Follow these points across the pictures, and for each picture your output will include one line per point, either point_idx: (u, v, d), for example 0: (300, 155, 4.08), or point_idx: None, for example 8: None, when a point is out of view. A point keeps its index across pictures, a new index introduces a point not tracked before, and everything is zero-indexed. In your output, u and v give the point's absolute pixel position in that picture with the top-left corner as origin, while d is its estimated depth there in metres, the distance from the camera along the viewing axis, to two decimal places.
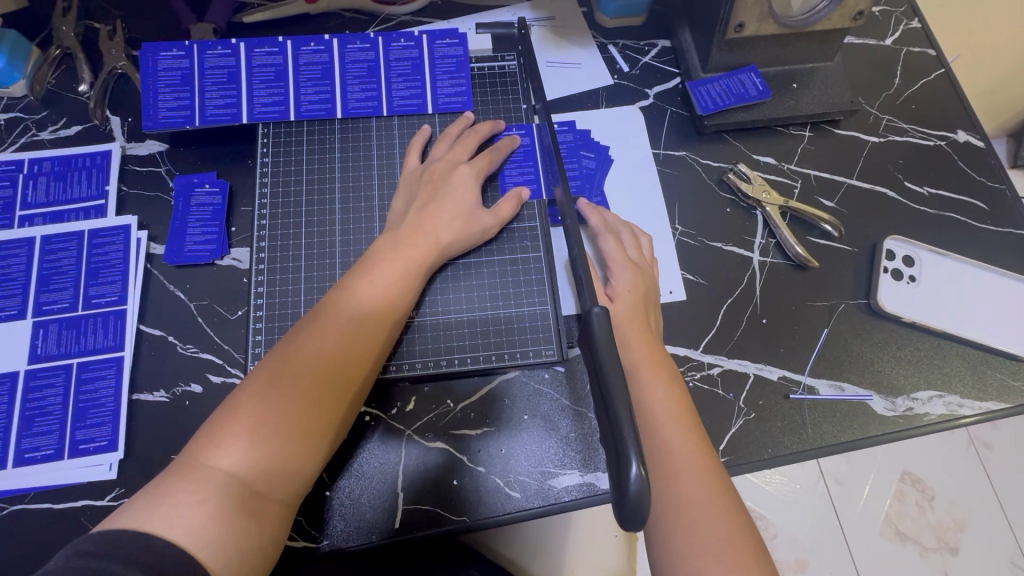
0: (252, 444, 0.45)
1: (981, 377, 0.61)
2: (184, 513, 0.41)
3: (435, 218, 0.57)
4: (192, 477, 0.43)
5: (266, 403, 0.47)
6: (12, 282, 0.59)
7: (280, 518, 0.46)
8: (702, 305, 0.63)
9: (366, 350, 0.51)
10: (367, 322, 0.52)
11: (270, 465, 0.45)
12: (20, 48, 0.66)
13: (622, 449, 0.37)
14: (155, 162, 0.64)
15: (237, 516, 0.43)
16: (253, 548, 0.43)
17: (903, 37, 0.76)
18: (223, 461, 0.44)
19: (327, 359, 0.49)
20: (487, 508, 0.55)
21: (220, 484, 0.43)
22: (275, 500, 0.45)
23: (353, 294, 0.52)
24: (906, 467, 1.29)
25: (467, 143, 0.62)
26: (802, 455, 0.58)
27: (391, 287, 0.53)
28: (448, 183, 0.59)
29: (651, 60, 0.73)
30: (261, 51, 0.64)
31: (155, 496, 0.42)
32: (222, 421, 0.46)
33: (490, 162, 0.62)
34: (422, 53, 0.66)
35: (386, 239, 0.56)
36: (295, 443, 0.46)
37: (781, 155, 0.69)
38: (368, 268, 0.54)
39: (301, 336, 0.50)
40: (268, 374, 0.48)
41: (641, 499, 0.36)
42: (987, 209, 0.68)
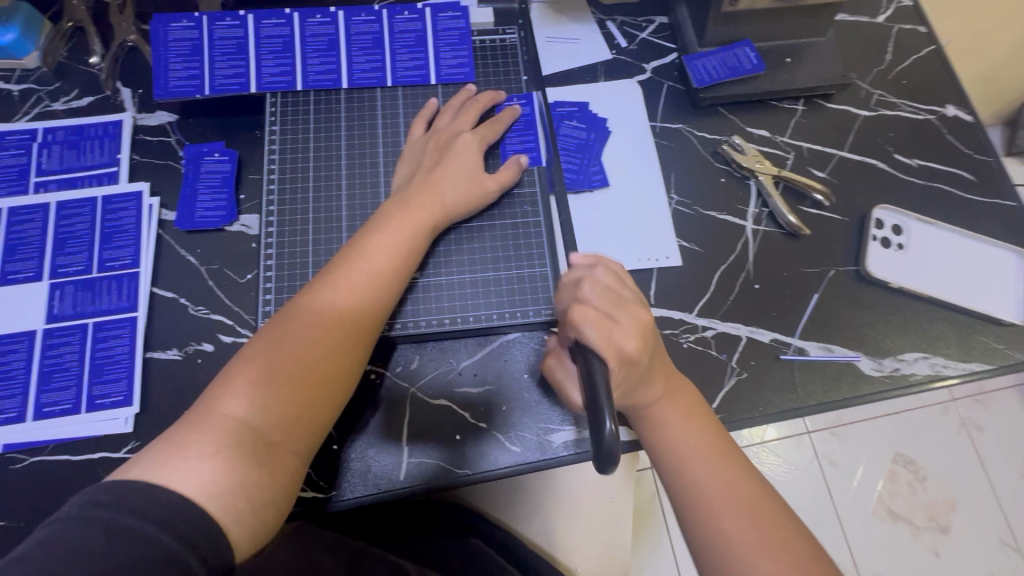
0: (265, 392, 0.47)
1: (966, 340, 0.63)
2: (198, 464, 0.43)
3: (440, 182, 0.59)
4: (206, 427, 0.45)
5: (277, 354, 0.49)
6: (28, 245, 0.61)
7: (293, 471, 0.48)
8: (697, 271, 0.65)
9: (372, 305, 0.53)
10: (375, 279, 0.53)
11: (282, 416, 0.47)
12: (32, 21, 0.68)
13: (598, 408, 0.43)
14: (165, 132, 0.66)
15: (251, 467, 0.45)
16: (263, 501, 0.45)
17: (895, 14, 0.78)
18: (238, 411, 0.46)
19: (336, 314, 0.51)
20: (489, 462, 0.57)
21: (234, 434, 0.45)
22: (287, 451, 0.47)
23: (362, 252, 0.54)
24: (899, 449, 1.31)
25: (470, 113, 0.64)
26: (792, 412, 0.60)
27: (399, 245, 0.55)
28: (452, 149, 0.61)
29: (649, 36, 0.74)
30: (268, 23, 0.66)
31: (169, 448, 0.44)
32: (235, 372, 0.48)
33: (493, 131, 0.64)
34: (426, 26, 0.68)
35: (394, 201, 0.58)
36: (306, 392, 0.49)
37: (774, 128, 0.71)
38: (376, 228, 0.56)
39: (314, 290, 0.52)
40: (279, 328, 0.50)
41: (614, 446, 0.42)
42: (975, 179, 0.70)
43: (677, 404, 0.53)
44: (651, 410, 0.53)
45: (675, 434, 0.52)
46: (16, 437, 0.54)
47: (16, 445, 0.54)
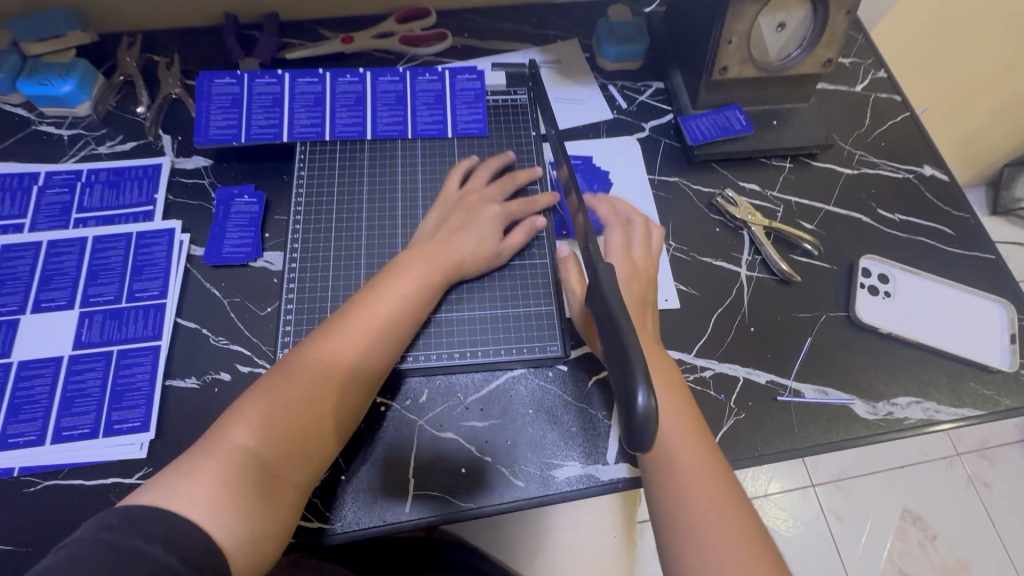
0: (277, 423, 0.49)
1: (957, 386, 0.66)
2: (207, 494, 0.45)
3: (456, 240, 0.63)
4: (216, 456, 0.47)
5: (293, 389, 0.51)
6: (64, 276, 0.64)
7: (293, 501, 0.49)
8: (695, 315, 0.68)
9: (384, 350, 0.56)
10: (391, 324, 0.57)
11: (290, 448, 0.49)
12: (89, 74, 0.74)
13: (630, 376, 0.35)
14: (199, 175, 0.71)
15: (256, 498, 0.46)
16: (266, 531, 0.46)
17: (871, 84, 0.86)
18: (249, 440, 0.48)
19: (351, 352, 0.54)
20: (493, 496, 0.58)
21: (244, 463, 0.47)
22: (290, 483, 0.49)
23: (381, 296, 0.58)
24: (907, 505, 1.34)
25: (481, 175, 0.70)
26: (789, 454, 0.62)
27: (413, 294, 0.59)
28: (477, 212, 0.66)
29: (647, 99, 0.82)
30: (303, 81, 0.73)
31: (178, 477, 0.45)
32: (251, 401, 0.50)
33: (521, 205, 0.68)
34: (444, 86, 0.75)
35: (413, 251, 0.62)
36: (316, 425, 0.51)
37: (764, 183, 0.77)
38: (393, 274, 0.60)
39: (333, 328, 0.55)
40: (295, 363, 0.53)
41: (650, 423, 0.34)
42: (954, 234, 0.75)
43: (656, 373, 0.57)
44: None
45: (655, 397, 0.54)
46: (33, 460, 0.56)
47: (33, 469, 0.56)
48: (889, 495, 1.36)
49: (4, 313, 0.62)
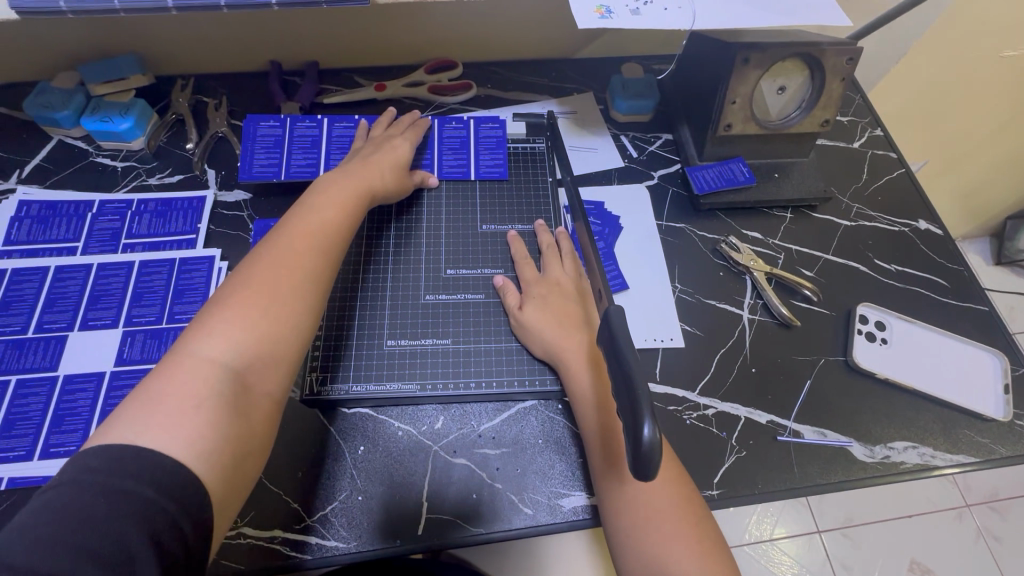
0: (237, 330, 0.50)
1: (952, 433, 0.68)
2: (187, 413, 0.45)
3: (374, 164, 0.70)
4: (182, 375, 0.47)
5: (244, 303, 0.52)
6: (111, 296, 0.69)
7: (267, 411, 0.50)
8: (698, 354, 0.71)
9: (326, 255, 0.59)
10: (325, 235, 0.60)
11: (253, 353, 0.50)
12: (145, 113, 0.81)
13: (636, 407, 0.38)
14: (240, 208, 0.77)
15: (233, 406, 0.47)
16: (245, 450, 0.47)
17: (868, 141, 0.91)
18: (209, 353, 0.48)
19: (293, 262, 0.56)
20: (502, 522, 0.60)
21: (212, 373, 0.47)
22: (264, 393, 0.50)
23: (309, 215, 0.61)
24: (915, 556, 1.33)
25: (397, 126, 0.78)
26: (789, 493, 0.64)
27: (342, 204, 0.64)
28: (386, 146, 0.74)
29: (656, 149, 0.87)
30: (341, 125, 0.80)
31: (148, 406, 0.44)
32: (205, 320, 0.51)
33: (416, 134, 0.78)
34: (469, 133, 0.81)
35: (337, 173, 0.68)
36: (274, 326, 0.52)
37: (766, 231, 0.81)
38: (320, 192, 0.65)
39: (275, 240, 0.58)
40: (242, 284, 0.53)
41: (654, 449, 0.37)
42: (948, 285, 0.79)
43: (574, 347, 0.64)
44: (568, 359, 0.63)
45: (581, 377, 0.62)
46: None
47: None
48: (897, 544, 1.34)
49: (53, 329, 0.67)
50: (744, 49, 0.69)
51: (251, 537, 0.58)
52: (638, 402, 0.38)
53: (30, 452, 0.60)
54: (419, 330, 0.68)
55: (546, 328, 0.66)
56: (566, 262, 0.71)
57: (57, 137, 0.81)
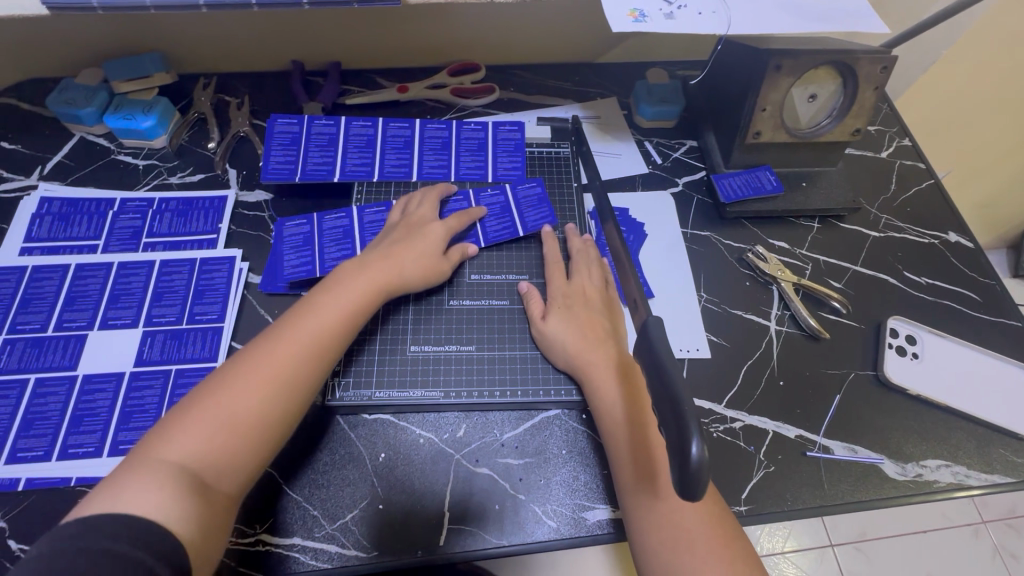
0: (199, 436, 0.49)
1: (986, 451, 0.66)
2: (138, 500, 0.44)
3: (401, 257, 0.65)
4: (142, 467, 0.47)
5: (215, 402, 0.51)
6: (131, 295, 0.69)
7: (222, 510, 0.49)
8: (724, 365, 0.70)
9: (314, 360, 0.56)
10: (322, 332, 0.58)
11: (214, 456, 0.49)
12: (168, 111, 0.81)
13: (684, 425, 0.36)
14: (260, 208, 0.77)
15: (185, 501, 0.46)
16: (207, 530, 0.47)
17: (896, 151, 0.90)
18: (173, 452, 0.48)
19: (275, 363, 0.54)
20: (525, 534, 0.59)
21: (167, 472, 0.47)
22: (221, 490, 0.49)
23: (312, 310, 0.59)
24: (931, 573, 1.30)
25: (432, 202, 0.72)
26: (819, 510, 0.62)
27: (345, 304, 0.60)
28: (419, 231, 0.68)
29: (681, 156, 0.86)
30: (357, 124, 0.78)
31: (111, 486, 0.45)
32: (176, 417, 0.51)
33: (459, 222, 0.71)
34: (488, 136, 0.80)
35: (353, 264, 0.64)
36: (238, 434, 0.51)
37: (793, 241, 0.80)
38: (329, 287, 0.62)
39: (260, 343, 0.56)
40: (222, 378, 0.53)
41: (702, 471, 0.35)
42: (980, 299, 0.77)
43: (602, 364, 0.63)
44: (592, 375, 0.62)
45: (609, 397, 0.61)
46: (90, 471, 0.58)
47: (88, 479, 0.58)
48: (912, 562, 1.31)
49: (72, 328, 0.66)
50: (776, 56, 0.68)
51: (270, 543, 0.57)
52: (684, 417, 0.36)
53: (49, 452, 0.59)
54: (443, 335, 0.67)
55: (572, 337, 0.65)
56: (593, 270, 0.70)
57: (79, 134, 0.81)
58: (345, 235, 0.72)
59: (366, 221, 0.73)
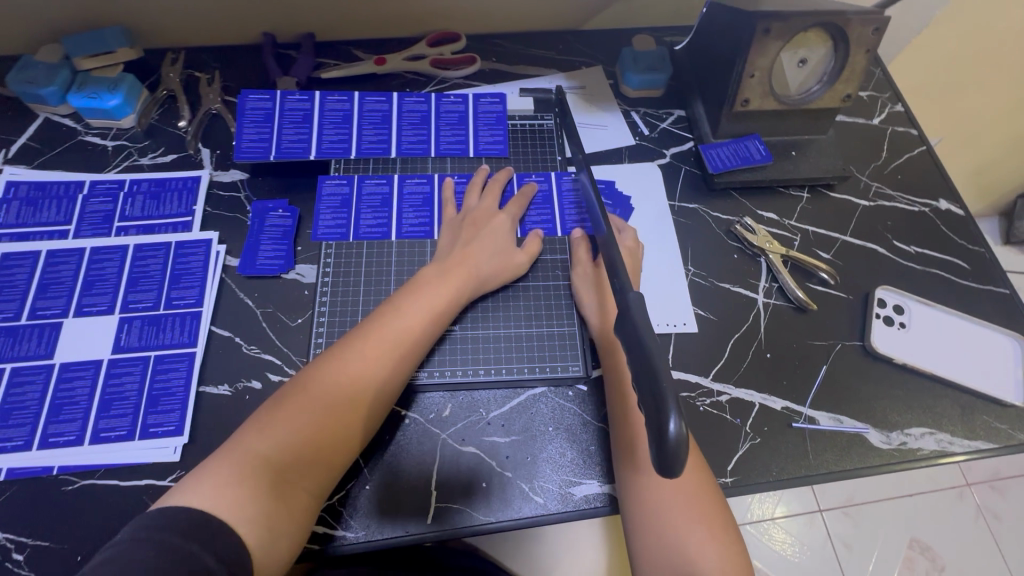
0: (287, 434, 0.53)
1: (969, 418, 0.67)
2: (224, 491, 0.49)
3: (475, 255, 0.66)
4: (232, 456, 0.51)
5: (298, 402, 0.55)
6: (105, 281, 0.67)
7: (301, 504, 0.52)
8: (711, 338, 0.70)
9: (390, 369, 0.58)
10: (397, 341, 0.59)
11: (295, 454, 0.53)
12: (134, 89, 0.78)
13: (661, 401, 0.36)
14: (236, 188, 0.74)
15: (264, 495, 0.50)
16: (282, 531, 0.50)
17: (888, 117, 0.88)
18: (261, 445, 0.52)
19: (354, 368, 0.57)
20: (512, 511, 0.59)
21: (253, 466, 0.51)
22: (302, 489, 0.52)
23: (390, 316, 0.61)
24: (916, 535, 1.34)
25: (495, 192, 0.72)
26: (804, 480, 0.63)
27: (425, 313, 0.62)
28: (487, 226, 0.69)
29: (668, 126, 0.84)
30: (333, 99, 0.75)
31: (203, 471, 0.50)
32: (265, 415, 0.54)
33: (520, 208, 0.72)
34: (467, 108, 0.78)
35: (432, 268, 0.65)
36: (319, 437, 0.54)
37: (782, 212, 0.78)
38: (412, 292, 0.63)
39: (342, 348, 0.58)
40: (306, 379, 0.56)
41: (681, 448, 0.35)
42: (969, 267, 0.76)
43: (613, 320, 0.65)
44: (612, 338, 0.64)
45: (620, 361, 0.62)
46: (73, 460, 0.58)
47: (71, 468, 0.58)
48: (897, 524, 1.35)
49: (47, 315, 0.65)
50: (764, 19, 0.65)
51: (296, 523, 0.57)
52: (661, 392, 0.36)
53: (30, 441, 0.58)
54: (478, 314, 0.67)
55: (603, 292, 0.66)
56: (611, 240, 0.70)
57: (43, 114, 0.77)
58: (383, 202, 0.72)
59: (407, 191, 0.73)
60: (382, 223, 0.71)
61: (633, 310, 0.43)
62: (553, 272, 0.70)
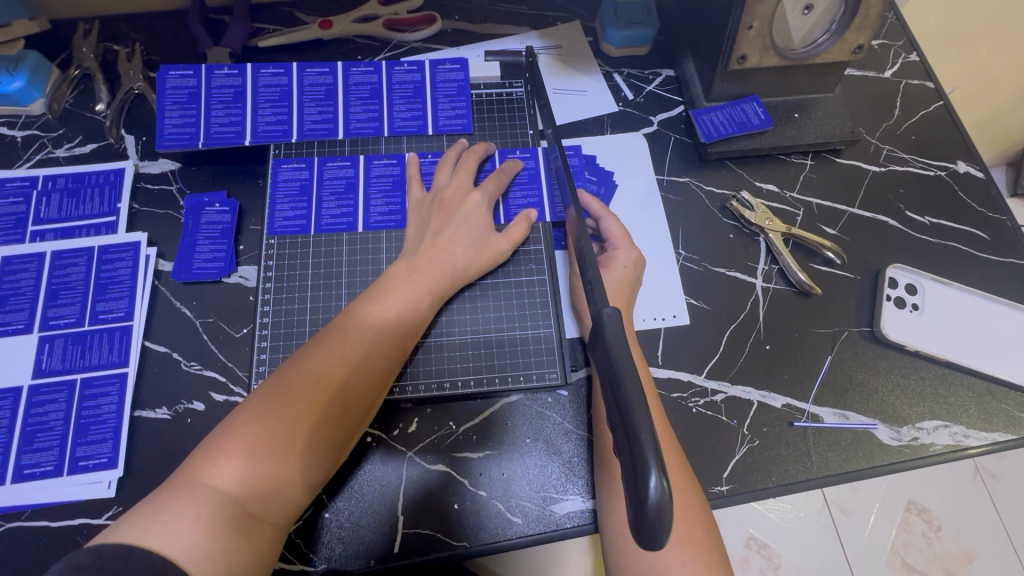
0: (250, 464, 0.44)
1: (986, 407, 0.61)
2: (176, 524, 0.40)
3: (448, 247, 0.58)
4: (185, 494, 0.42)
5: (265, 423, 0.46)
6: (20, 296, 0.59)
7: (271, 540, 0.45)
8: (704, 331, 0.63)
9: (368, 381, 0.51)
10: (375, 346, 0.52)
11: (265, 484, 0.44)
12: (40, 68, 0.68)
13: (639, 453, 0.32)
14: (167, 180, 0.65)
15: (230, 538, 0.41)
16: (245, 569, 0.42)
17: (902, 69, 0.78)
18: (220, 478, 0.43)
19: (330, 379, 0.49)
20: (487, 534, 0.54)
21: (215, 503, 0.42)
22: (266, 520, 0.44)
23: (364, 317, 0.53)
24: (912, 497, 1.14)
25: (468, 168, 0.63)
26: (807, 484, 0.57)
27: (401, 315, 0.54)
28: (461, 210, 0.60)
29: (655, 89, 0.74)
30: (267, 72, 0.66)
31: (149, 513, 0.41)
32: (216, 443, 0.45)
33: (498, 185, 0.63)
34: (424, 78, 0.69)
35: (401, 265, 0.57)
36: (288, 466, 0.45)
37: (783, 183, 0.70)
38: (382, 293, 0.55)
39: (306, 359, 0.50)
40: (271, 395, 0.47)
41: (664, 512, 0.31)
42: (988, 238, 0.69)
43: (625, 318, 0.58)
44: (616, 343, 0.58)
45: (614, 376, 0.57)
46: None
47: None
48: None
49: None
50: None
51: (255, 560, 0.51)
52: (640, 446, 0.32)
53: None
54: (452, 313, 0.60)
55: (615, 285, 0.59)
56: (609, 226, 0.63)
57: None
58: (348, 187, 0.64)
59: (374, 174, 0.65)
60: (349, 212, 0.63)
61: (610, 339, 0.38)
62: (529, 263, 0.63)
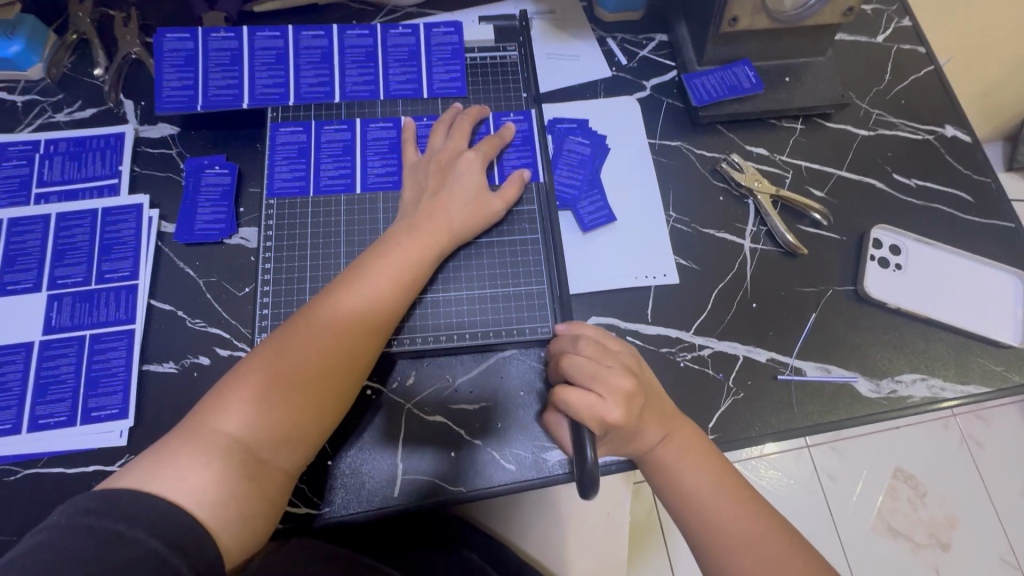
0: (257, 409, 0.47)
1: (964, 361, 0.63)
2: (187, 470, 0.43)
3: (446, 206, 0.60)
4: (196, 441, 0.44)
5: (271, 373, 0.48)
6: (28, 256, 0.61)
7: (280, 484, 0.47)
8: (694, 289, 0.65)
9: (370, 333, 0.53)
10: (376, 301, 0.54)
11: (272, 431, 0.47)
12: (38, 33, 0.68)
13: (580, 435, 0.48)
14: (166, 144, 0.66)
15: (239, 481, 0.44)
16: (255, 510, 0.45)
17: (894, 34, 0.79)
18: (229, 423, 0.46)
19: (333, 332, 0.51)
20: (483, 480, 0.56)
21: (224, 449, 0.45)
22: (275, 466, 0.47)
23: (367, 273, 0.55)
24: (899, 463, 1.18)
25: (463, 131, 0.64)
26: (789, 434, 0.60)
27: (402, 272, 0.56)
28: (456, 172, 0.62)
29: (648, 53, 0.75)
30: (263, 35, 0.67)
31: (160, 459, 0.43)
32: (226, 388, 0.47)
33: (492, 147, 0.64)
34: (419, 41, 0.69)
35: (401, 224, 0.59)
36: (294, 411, 0.48)
37: (773, 146, 0.71)
38: (385, 251, 0.56)
39: (312, 312, 0.52)
40: (278, 345, 0.50)
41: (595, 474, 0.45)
42: (972, 200, 0.71)
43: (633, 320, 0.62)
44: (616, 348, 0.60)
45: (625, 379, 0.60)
46: (12, 449, 0.54)
47: (10, 456, 0.54)
48: None
49: None
50: None
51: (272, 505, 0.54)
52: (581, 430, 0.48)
53: None
54: (448, 272, 0.62)
55: None
56: None
57: None
58: (346, 149, 0.66)
59: (370, 137, 0.66)
60: (345, 174, 0.65)
61: None
62: (523, 223, 0.64)
